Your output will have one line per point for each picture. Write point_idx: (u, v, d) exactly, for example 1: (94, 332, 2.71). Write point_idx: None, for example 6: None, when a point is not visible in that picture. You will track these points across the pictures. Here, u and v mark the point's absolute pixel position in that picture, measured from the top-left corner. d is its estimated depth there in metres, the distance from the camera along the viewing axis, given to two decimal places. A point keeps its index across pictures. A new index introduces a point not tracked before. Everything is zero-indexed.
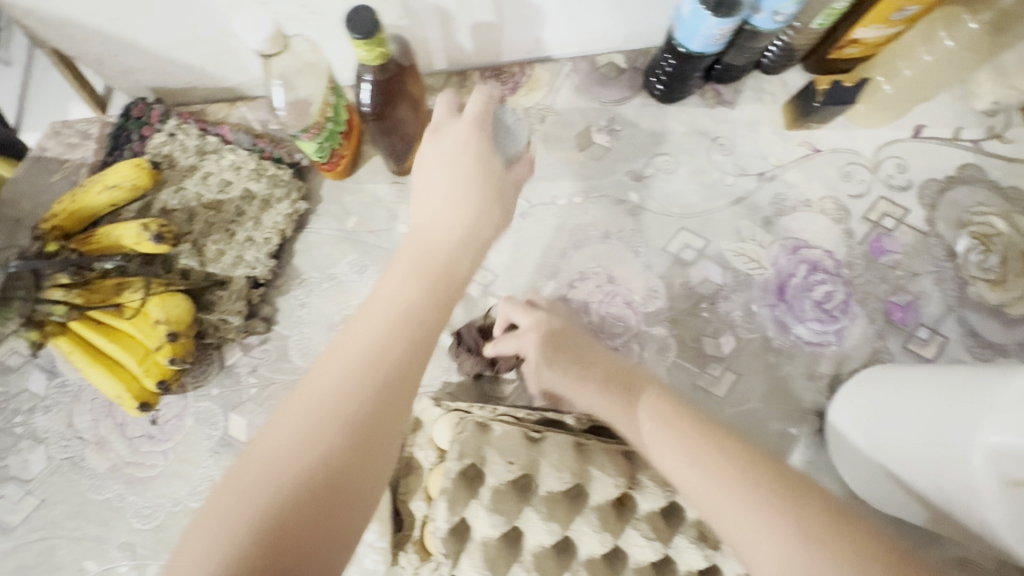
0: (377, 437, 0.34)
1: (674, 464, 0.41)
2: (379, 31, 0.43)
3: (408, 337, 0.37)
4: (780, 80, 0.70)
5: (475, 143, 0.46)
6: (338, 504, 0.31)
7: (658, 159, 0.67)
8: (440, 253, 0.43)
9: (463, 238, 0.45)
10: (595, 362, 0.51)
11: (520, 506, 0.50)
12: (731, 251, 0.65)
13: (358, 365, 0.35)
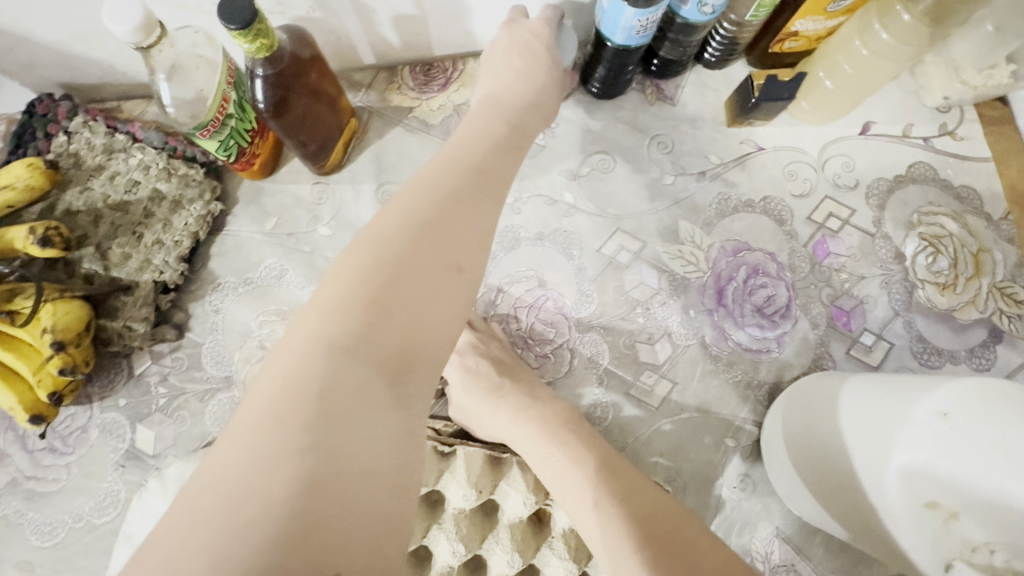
0: (467, 242, 0.38)
1: (577, 503, 0.44)
2: (258, 19, 0.41)
3: (422, 266, 0.35)
4: (724, 75, 0.67)
5: (541, 33, 0.54)
6: (432, 294, 0.35)
7: (594, 158, 0.64)
8: (509, 116, 0.50)
9: (526, 103, 0.52)
10: (516, 390, 0.53)
11: (427, 524, 0.47)
12: (668, 254, 0.62)
13: (442, 196, 0.38)
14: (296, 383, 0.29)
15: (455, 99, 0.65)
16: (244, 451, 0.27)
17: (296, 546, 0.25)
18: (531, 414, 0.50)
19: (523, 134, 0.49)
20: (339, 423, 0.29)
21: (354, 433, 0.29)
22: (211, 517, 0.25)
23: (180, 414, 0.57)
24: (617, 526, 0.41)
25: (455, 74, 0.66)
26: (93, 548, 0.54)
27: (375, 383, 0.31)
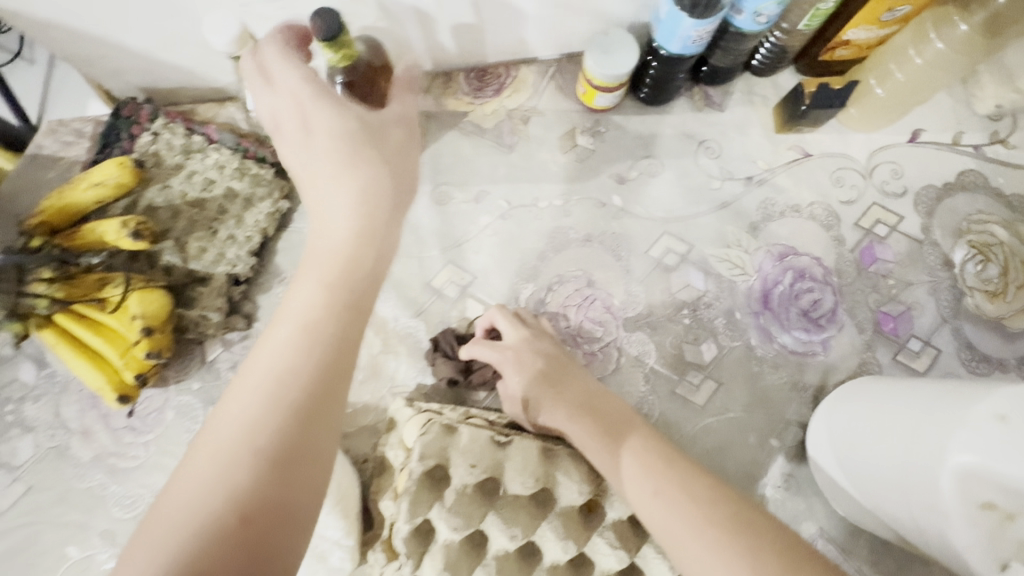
0: (309, 448, 0.32)
1: (641, 496, 0.43)
2: (342, 32, 0.43)
3: (357, 259, 0.38)
4: (772, 82, 0.68)
5: (314, 95, 0.39)
6: (269, 525, 0.29)
7: (643, 162, 0.66)
8: (341, 254, 0.37)
9: (352, 238, 0.38)
10: (571, 388, 0.53)
11: (484, 510, 0.50)
12: (715, 257, 0.64)
13: (272, 387, 0.33)
14: (281, 365, 0.33)
15: (508, 104, 0.68)
16: (186, 525, 0.28)
17: None
18: (587, 414, 0.51)
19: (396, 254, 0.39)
20: (314, 400, 0.33)
21: None
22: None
23: None
24: (679, 516, 0.40)
25: (508, 80, 0.68)
26: None
27: (339, 365, 0.35)
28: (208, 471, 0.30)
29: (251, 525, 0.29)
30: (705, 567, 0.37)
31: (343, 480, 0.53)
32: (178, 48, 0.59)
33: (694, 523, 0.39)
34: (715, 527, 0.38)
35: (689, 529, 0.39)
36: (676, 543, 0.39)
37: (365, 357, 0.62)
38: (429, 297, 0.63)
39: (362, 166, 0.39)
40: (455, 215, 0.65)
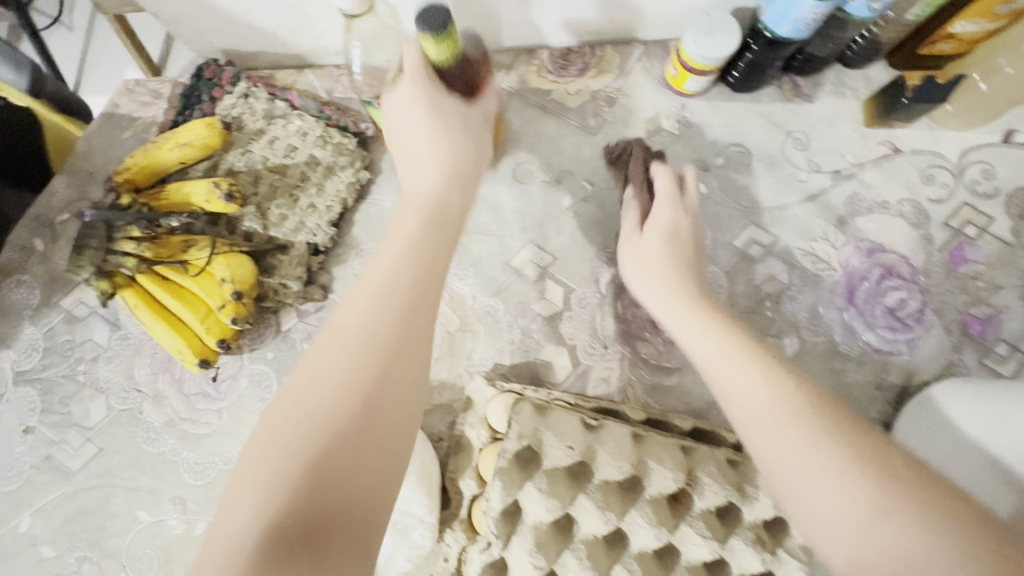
0: (395, 389, 0.34)
1: (732, 374, 0.41)
2: (449, 25, 0.40)
3: (424, 262, 0.39)
4: (863, 75, 0.66)
5: (423, 91, 0.45)
6: (366, 441, 0.33)
7: (730, 150, 0.65)
8: (432, 206, 0.43)
9: (447, 176, 0.45)
10: (690, 285, 0.52)
11: (574, 494, 0.49)
12: (801, 251, 0.63)
13: (365, 331, 0.35)
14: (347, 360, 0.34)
15: (592, 84, 0.66)
16: (286, 451, 0.31)
17: None
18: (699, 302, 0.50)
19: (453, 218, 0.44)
20: (379, 393, 0.34)
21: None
22: (252, 505, 0.30)
23: None
24: (798, 440, 0.35)
25: (592, 60, 0.66)
26: None
27: (405, 357, 0.35)
28: (267, 465, 0.31)
29: (332, 477, 0.31)
30: (805, 456, 0.35)
31: (425, 455, 0.53)
32: (269, 13, 0.57)
33: (786, 409, 0.37)
34: (813, 416, 0.36)
35: (779, 413, 0.37)
36: (771, 438, 0.37)
37: (442, 334, 0.60)
38: (508, 276, 0.62)
39: (445, 138, 0.46)
40: (536, 195, 0.64)
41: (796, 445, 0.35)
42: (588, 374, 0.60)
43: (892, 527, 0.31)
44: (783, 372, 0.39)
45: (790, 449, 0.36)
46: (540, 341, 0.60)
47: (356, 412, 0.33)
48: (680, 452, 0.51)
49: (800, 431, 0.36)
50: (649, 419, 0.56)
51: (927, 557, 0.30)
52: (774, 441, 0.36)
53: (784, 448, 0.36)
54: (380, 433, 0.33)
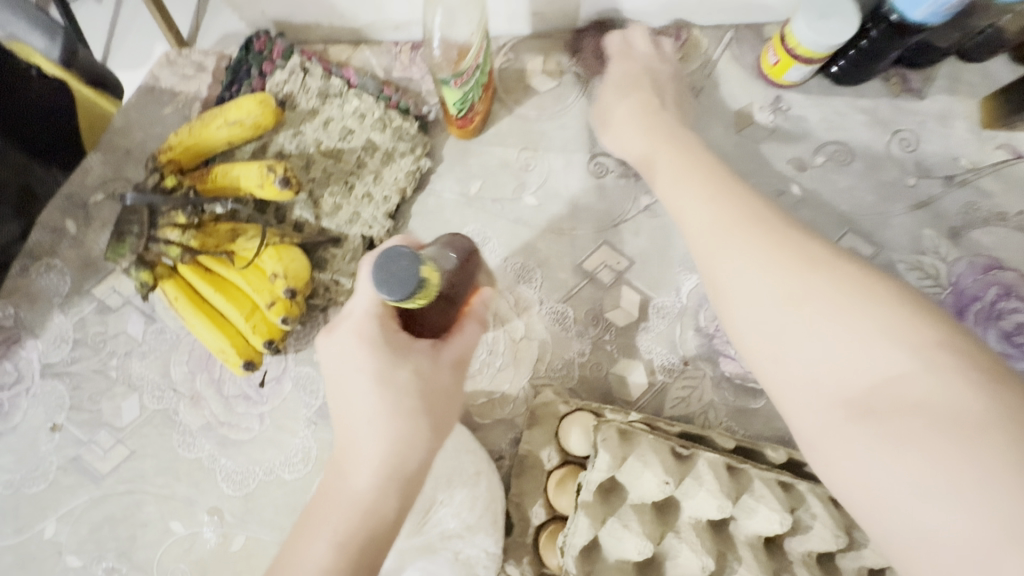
0: None
1: (748, 270, 0.40)
2: (425, 272, 0.33)
3: (367, 532, 0.35)
4: (981, 69, 0.59)
5: (369, 360, 0.38)
6: None
7: (828, 149, 0.58)
8: (391, 476, 0.36)
9: (383, 477, 0.36)
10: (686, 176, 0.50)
11: (661, 531, 0.43)
12: (907, 264, 0.56)
13: None
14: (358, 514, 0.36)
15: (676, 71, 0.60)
16: None
17: None
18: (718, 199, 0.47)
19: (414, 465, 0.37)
20: None
21: None
22: None
23: None
24: (773, 277, 0.38)
25: (677, 44, 0.60)
26: (282, 504, 0.52)
27: None
28: None
29: None
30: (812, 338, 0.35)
31: (491, 478, 0.48)
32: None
33: (800, 298, 0.37)
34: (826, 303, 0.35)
35: (795, 297, 0.37)
36: (784, 323, 0.37)
37: (505, 341, 0.55)
38: (579, 280, 0.56)
39: (393, 400, 0.37)
40: (612, 191, 0.58)
41: (776, 278, 0.38)
42: (665, 392, 0.54)
43: (866, 357, 0.33)
44: (796, 262, 0.39)
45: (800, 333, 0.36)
46: (612, 353, 0.55)
47: (354, 567, 0.35)
48: (781, 488, 0.46)
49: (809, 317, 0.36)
50: (739, 448, 0.50)
51: (890, 374, 0.32)
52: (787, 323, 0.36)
53: (803, 341, 0.36)
54: None
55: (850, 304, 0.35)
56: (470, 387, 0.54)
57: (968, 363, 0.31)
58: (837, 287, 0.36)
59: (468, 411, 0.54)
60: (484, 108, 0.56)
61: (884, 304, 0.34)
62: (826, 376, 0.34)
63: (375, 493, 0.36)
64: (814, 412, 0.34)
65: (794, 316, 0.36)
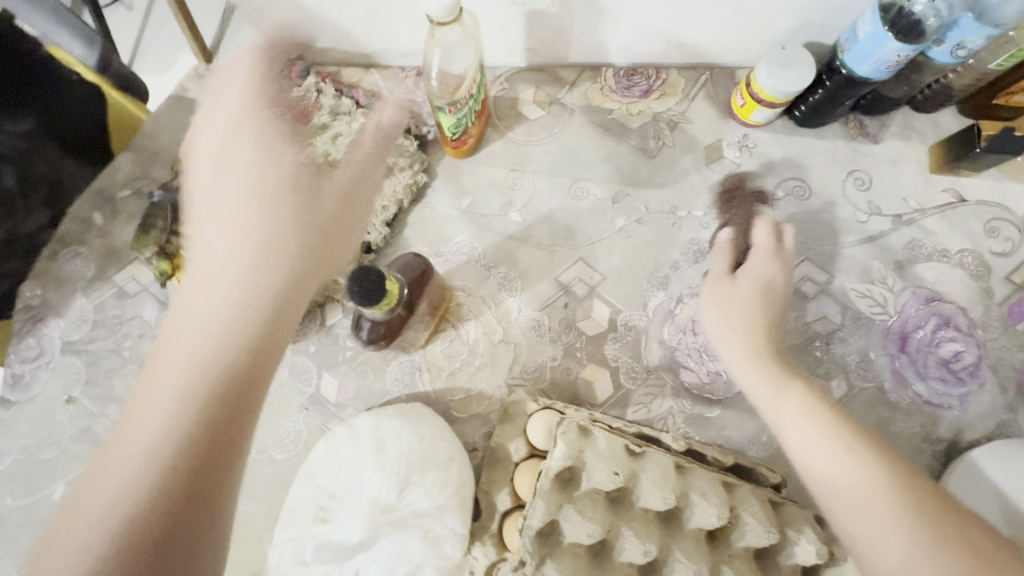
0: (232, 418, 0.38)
1: (817, 448, 0.45)
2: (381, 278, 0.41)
3: (250, 270, 0.44)
4: (931, 119, 0.65)
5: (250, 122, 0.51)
6: (168, 544, 0.34)
7: (789, 183, 0.64)
8: (265, 220, 0.47)
9: (256, 235, 0.45)
10: (751, 318, 0.55)
11: (613, 519, 0.48)
12: (856, 292, 0.62)
13: (207, 326, 0.40)
14: (177, 383, 0.38)
15: (655, 106, 0.66)
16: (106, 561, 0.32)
17: None
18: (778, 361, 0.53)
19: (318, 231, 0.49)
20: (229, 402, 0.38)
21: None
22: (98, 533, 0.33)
23: (364, 369, 0.60)
24: (835, 459, 0.43)
25: (656, 83, 0.66)
26: (271, 481, 0.57)
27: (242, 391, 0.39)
28: (127, 455, 0.35)
29: (158, 547, 0.34)
30: (869, 516, 0.41)
31: (462, 466, 0.52)
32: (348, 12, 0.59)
33: (867, 489, 0.42)
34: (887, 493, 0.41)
35: (858, 485, 0.42)
36: (856, 506, 0.42)
37: (485, 343, 0.60)
38: (556, 291, 0.61)
39: (258, 167, 0.49)
40: (591, 212, 0.64)
41: (838, 457, 0.43)
42: (628, 398, 0.59)
43: (915, 561, 0.38)
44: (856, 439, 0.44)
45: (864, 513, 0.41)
46: (582, 359, 0.60)
47: (261, 327, 0.42)
48: (722, 487, 0.50)
49: (874, 507, 0.41)
50: (690, 450, 0.55)
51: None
52: (853, 507, 0.42)
53: (853, 504, 0.42)
54: (233, 435, 0.38)
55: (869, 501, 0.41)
56: (450, 384, 0.59)
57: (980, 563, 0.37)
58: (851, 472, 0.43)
59: (447, 404, 0.59)
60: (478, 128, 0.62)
61: (931, 519, 0.40)
62: (851, 544, 0.42)
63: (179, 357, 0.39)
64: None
65: (860, 504, 0.42)
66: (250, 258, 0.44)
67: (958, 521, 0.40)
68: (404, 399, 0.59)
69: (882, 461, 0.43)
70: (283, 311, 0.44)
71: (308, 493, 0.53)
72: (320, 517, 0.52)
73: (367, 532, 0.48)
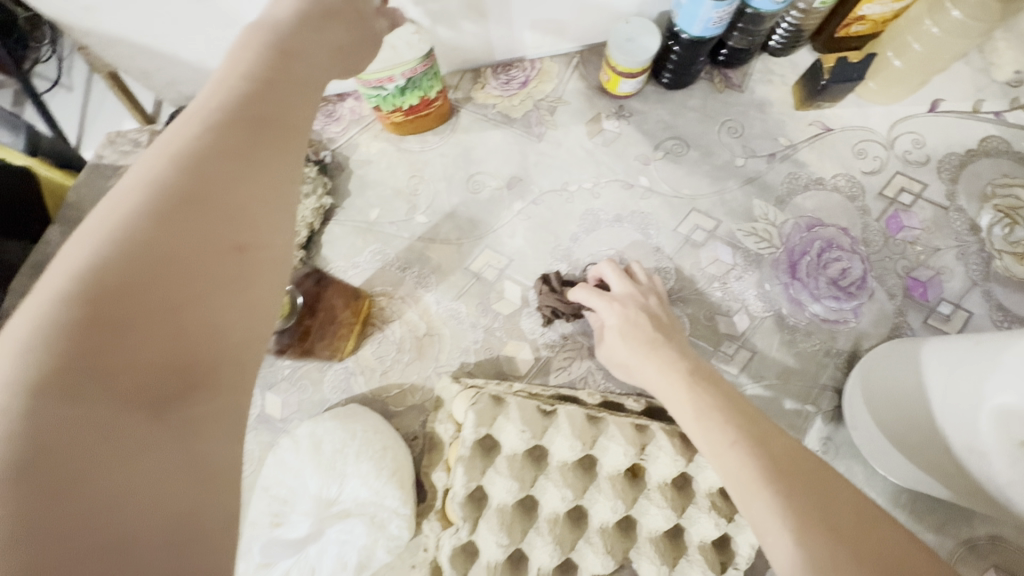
0: (274, 135, 0.32)
1: (728, 465, 0.44)
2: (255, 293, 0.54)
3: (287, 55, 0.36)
4: (789, 61, 0.70)
5: None
6: (237, 209, 0.29)
7: (668, 143, 0.69)
8: (296, 17, 0.38)
9: (296, 20, 0.38)
10: (663, 342, 0.55)
11: (535, 475, 0.53)
12: (742, 232, 0.66)
13: (244, 91, 0.33)
14: (102, 229, 0.26)
15: (535, 94, 0.71)
16: (158, 194, 0.27)
17: (155, 240, 0.26)
18: (682, 365, 0.53)
19: (312, 27, 0.38)
20: (247, 150, 0.31)
21: (192, 228, 0.27)
22: (124, 213, 0.26)
23: (303, 383, 0.64)
24: (742, 458, 0.43)
25: (533, 73, 0.71)
26: None
27: (282, 115, 0.33)
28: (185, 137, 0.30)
29: (199, 204, 0.28)
30: (763, 508, 0.40)
31: (397, 452, 0.57)
32: (224, 35, 0.60)
33: (751, 466, 0.42)
34: (781, 479, 0.41)
35: (732, 453, 0.44)
36: (747, 495, 0.41)
37: (411, 339, 0.65)
38: (469, 280, 0.66)
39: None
40: (489, 203, 0.68)
41: (732, 437, 0.45)
42: (549, 364, 0.64)
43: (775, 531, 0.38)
44: (734, 424, 0.46)
45: (749, 490, 0.41)
46: (502, 338, 0.65)
47: (279, 61, 0.35)
48: (634, 428, 0.54)
49: (762, 478, 0.41)
50: (606, 402, 0.59)
51: (786, 553, 0.37)
52: (745, 486, 0.42)
53: (753, 494, 0.41)
54: (278, 187, 0.31)
55: (780, 492, 0.40)
56: (384, 381, 0.64)
57: (835, 532, 0.36)
58: (788, 464, 0.42)
59: (383, 401, 0.63)
60: (417, 119, 0.67)
61: (794, 496, 0.39)
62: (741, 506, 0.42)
63: (170, 160, 0.28)
64: (773, 546, 0.38)
65: (760, 492, 0.40)
66: (289, 61, 0.36)
67: (804, 484, 0.40)
68: (342, 402, 0.63)
69: (781, 457, 0.43)
70: (238, 224, 0.29)
71: (263, 503, 0.56)
72: (276, 522, 0.55)
73: (314, 526, 0.53)
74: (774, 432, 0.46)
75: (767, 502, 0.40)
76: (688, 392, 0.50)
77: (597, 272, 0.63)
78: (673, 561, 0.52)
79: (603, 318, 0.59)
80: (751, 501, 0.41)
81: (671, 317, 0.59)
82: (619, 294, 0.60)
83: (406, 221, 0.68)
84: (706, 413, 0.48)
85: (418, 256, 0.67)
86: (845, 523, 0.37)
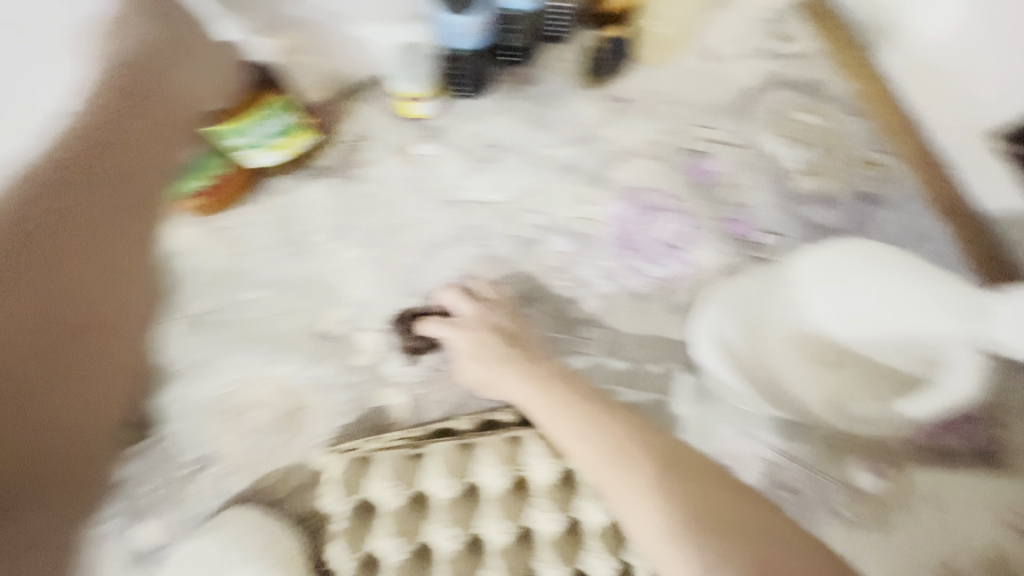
0: None
1: (587, 460, 0.46)
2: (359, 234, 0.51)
3: None
4: (572, 44, 0.73)
5: None
6: None
7: (481, 152, 0.70)
8: None
9: None
10: (514, 352, 0.57)
11: (421, 520, 0.53)
12: (571, 218, 0.68)
13: None
14: None
15: (339, 137, 0.70)
16: None
17: None
18: (532, 372, 0.54)
19: None
20: None
21: None
22: None
23: (172, 502, 0.60)
24: (595, 448, 0.46)
25: (332, 117, 0.70)
26: None
27: None
28: None
29: None
30: (623, 491, 0.43)
31: (281, 544, 0.54)
32: None
33: (603, 450, 0.45)
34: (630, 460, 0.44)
35: (587, 446, 0.46)
36: (605, 480, 0.44)
37: (276, 420, 0.62)
38: (321, 342, 0.64)
39: None
40: (321, 259, 0.66)
41: (583, 430, 0.47)
42: (423, 402, 0.63)
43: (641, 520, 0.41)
44: (586, 414, 0.48)
45: (607, 478, 0.44)
46: (370, 390, 0.63)
47: None
48: (505, 444, 0.56)
49: (616, 462, 0.44)
50: (482, 423, 0.59)
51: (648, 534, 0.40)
52: (602, 475, 0.44)
53: (610, 480, 0.44)
54: None
55: (631, 479, 0.43)
56: (260, 472, 0.61)
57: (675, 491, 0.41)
58: (628, 440, 0.45)
59: (264, 493, 0.60)
60: (218, 198, 0.64)
61: (639, 473, 0.43)
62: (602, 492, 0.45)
63: None
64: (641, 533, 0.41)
65: (615, 476, 0.44)
66: None
67: (645, 456, 0.44)
68: (221, 508, 0.60)
69: (627, 432, 0.46)
70: None
71: None
72: None
73: None
74: (617, 411, 0.48)
75: (623, 489, 0.43)
76: (541, 398, 0.52)
77: (442, 299, 0.63)
78: (576, 558, 0.53)
79: (454, 346, 0.59)
80: (608, 485, 0.44)
81: (523, 323, 0.61)
82: (465, 316, 0.60)
83: (240, 301, 0.65)
84: (556, 414, 0.50)
85: (261, 333, 0.64)
86: (682, 481, 0.41)
